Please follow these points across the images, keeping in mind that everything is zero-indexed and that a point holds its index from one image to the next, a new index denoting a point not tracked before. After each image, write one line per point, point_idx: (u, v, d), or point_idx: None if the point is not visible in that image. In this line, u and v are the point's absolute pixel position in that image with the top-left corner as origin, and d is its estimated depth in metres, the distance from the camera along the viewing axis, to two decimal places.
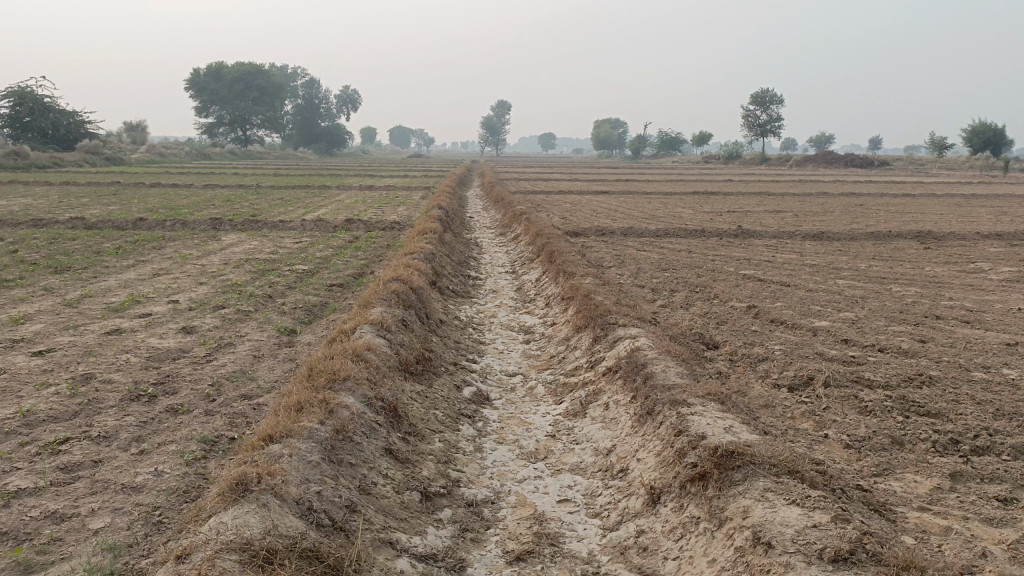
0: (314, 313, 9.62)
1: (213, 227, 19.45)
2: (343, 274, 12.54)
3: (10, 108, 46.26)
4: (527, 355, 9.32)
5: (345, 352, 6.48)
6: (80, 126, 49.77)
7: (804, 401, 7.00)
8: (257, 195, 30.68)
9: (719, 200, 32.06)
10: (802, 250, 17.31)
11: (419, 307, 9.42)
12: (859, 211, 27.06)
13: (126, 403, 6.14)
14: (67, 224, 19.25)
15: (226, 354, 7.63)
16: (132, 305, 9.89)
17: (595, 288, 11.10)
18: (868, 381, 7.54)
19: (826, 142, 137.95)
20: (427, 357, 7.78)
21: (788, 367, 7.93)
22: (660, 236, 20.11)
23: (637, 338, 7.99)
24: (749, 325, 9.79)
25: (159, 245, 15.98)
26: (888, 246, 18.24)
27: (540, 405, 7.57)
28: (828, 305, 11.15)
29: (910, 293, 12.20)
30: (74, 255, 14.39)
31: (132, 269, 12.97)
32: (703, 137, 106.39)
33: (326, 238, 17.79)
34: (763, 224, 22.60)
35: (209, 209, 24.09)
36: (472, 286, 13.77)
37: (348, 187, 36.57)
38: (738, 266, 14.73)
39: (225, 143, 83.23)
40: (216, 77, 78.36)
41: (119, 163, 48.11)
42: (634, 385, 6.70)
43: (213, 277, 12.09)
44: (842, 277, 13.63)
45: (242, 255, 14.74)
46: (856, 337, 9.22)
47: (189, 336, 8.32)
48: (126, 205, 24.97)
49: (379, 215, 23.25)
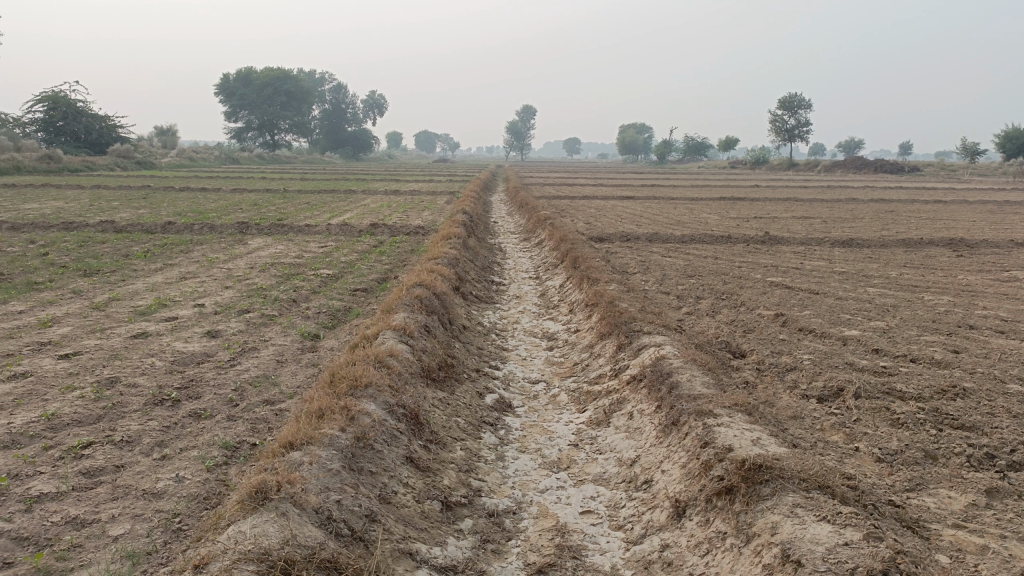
0: (338, 318, 9.62)
1: (239, 231, 19.65)
2: (367, 279, 12.56)
3: (45, 113, 47.20)
4: (550, 362, 9.24)
5: (368, 357, 6.45)
6: (112, 130, 50.63)
7: (833, 413, 6.84)
8: (284, 199, 30.93)
9: (746, 205, 31.75)
10: (830, 257, 17.06)
11: (442, 313, 9.37)
12: (889, 217, 26.63)
13: (149, 407, 6.16)
14: (97, 227, 19.54)
15: (250, 359, 7.65)
16: (158, 309, 9.98)
17: (620, 295, 11.00)
18: (899, 392, 7.36)
19: (854, 147, 136.29)
20: (449, 363, 7.74)
21: (817, 378, 7.76)
22: (686, 242, 19.93)
23: (662, 346, 7.88)
24: (777, 333, 9.63)
25: (187, 248, 16.15)
26: (919, 254, 17.91)
27: (563, 413, 7.49)
28: (858, 313, 10.94)
29: (943, 302, 11.94)
30: (104, 258, 14.58)
31: (159, 272, 13.11)
32: (730, 141, 105.57)
33: (351, 242, 17.85)
34: (790, 231, 22.33)
35: (236, 213, 24.33)
36: (495, 292, 13.73)
37: (374, 192, 36.75)
38: (765, 273, 14.54)
39: (253, 147, 84.17)
40: (245, 83, 79.37)
41: (149, 167, 48.83)
42: (659, 395, 6.59)
43: (238, 281, 12.17)
44: (873, 285, 13.38)
45: (267, 258, 14.84)
46: (888, 347, 9.02)
47: (214, 340, 8.36)
48: (155, 208, 25.31)
49: (404, 220, 23.32)
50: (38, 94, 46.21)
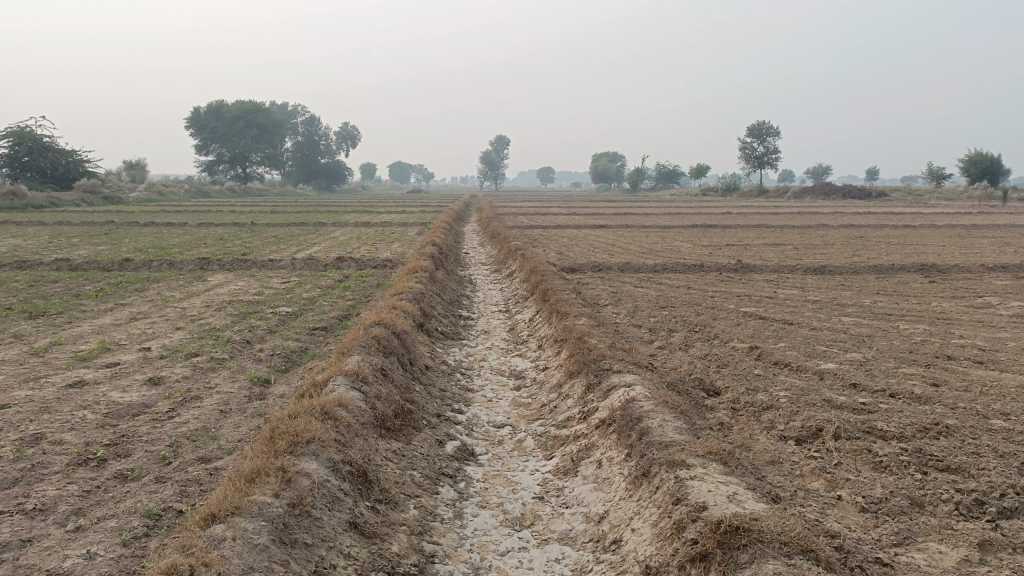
0: (292, 361, 9.11)
1: (201, 267, 19.04)
2: (328, 316, 12.07)
3: (10, 148, 46.19)
4: (517, 403, 8.78)
5: (314, 408, 5.95)
6: (79, 165, 49.68)
7: (812, 456, 6.46)
8: (252, 233, 30.32)
9: (719, 233, 31.76)
10: (804, 285, 16.89)
11: (402, 354, 8.88)
12: (860, 243, 26.70)
13: (71, 469, 5.61)
14: (52, 266, 18.82)
15: (191, 409, 7.12)
16: (101, 354, 9.40)
17: (590, 329, 10.60)
18: (880, 431, 7.00)
19: (822, 173, 138.85)
20: (407, 410, 7.26)
21: (795, 417, 7.39)
22: (659, 271, 19.67)
23: (633, 387, 7.46)
24: (751, 368, 9.27)
25: (143, 287, 15.51)
26: (890, 280, 17.82)
27: (528, 460, 7.02)
28: (834, 344, 10.65)
29: (919, 331, 11.71)
30: (52, 298, 13.92)
31: (109, 314, 12.49)
32: (701, 169, 107.01)
33: (316, 277, 17.32)
34: (763, 258, 22.18)
35: (199, 249, 23.68)
36: (463, 327, 13.28)
37: (344, 225, 36.14)
38: (739, 303, 14.27)
39: (225, 181, 83.34)
40: (216, 116, 78.72)
41: (116, 202, 47.94)
42: (628, 441, 6.16)
43: (192, 322, 11.60)
44: (847, 314, 13.16)
45: (226, 296, 14.29)
46: (866, 382, 8.69)
47: (155, 388, 7.81)
48: (115, 245, 24.58)
49: (373, 253, 22.84)
50: (2, 129, 45.23)
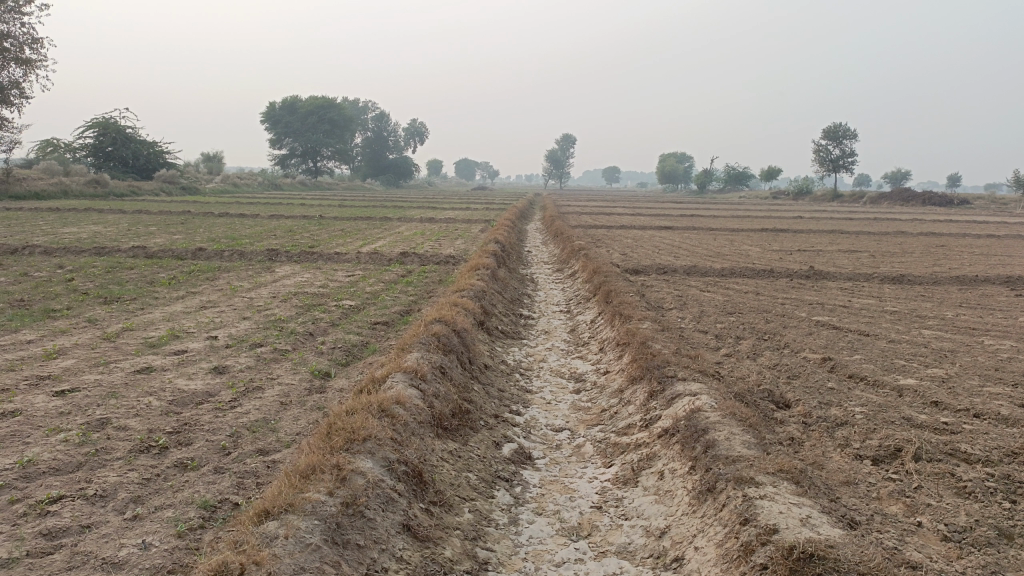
0: (352, 354, 9.13)
1: (269, 258, 19.41)
2: (390, 311, 12.09)
3: (95, 139, 48.20)
4: (576, 407, 8.59)
5: (371, 404, 5.87)
6: (159, 156, 51.48)
7: (890, 478, 6.08)
8: (319, 226, 30.86)
9: (789, 237, 30.83)
10: (880, 295, 16.18)
11: (461, 352, 8.78)
12: (940, 252, 25.53)
13: (134, 455, 5.68)
14: (128, 253, 19.46)
15: (252, 400, 7.16)
16: (169, 341, 9.60)
17: (654, 333, 10.33)
18: (964, 454, 6.56)
19: (900, 178, 133.92)
20: (464, 410, 7.14)
21: (872, 435, 6.99)
22: (726, 275, 19.16)
23: (698, 396, 7.17)
24: (824, 381, 8.85)
25: (213, 276, 15.87)
26: (973, 292, 16.95)
27: (586, 467, 6.83)
28: (913, 359, 10.10)
29: (1005, 347, 11.04)
30: (128, 284, 14.37)
31: (180, 301, 12.81)
32: (772, 172, 104.59)
33: (380, 272, 17.44)
34: (836, 265, 21.39)
35: (269, 240, 24.19)
36: (523, 326, 13.14)
37: (409, 220, 36.52)
38: (810, 312, 13.75)
39: (296, 174, 85.23)
40: (290, 111, 80.57)
41: (193, 193, 49.54)
42: (693, 454, 5.91)
43: (258, 312, 11.78)
44: (927, 327, 12.52)
45: (291, 287, 14.49)
46: (948, 400, 8.18)
47: (219, 377, 7.91)
48: (190, 234, 25.33)
49: (436, 249, 22.92)
50: (89, 121, 47.23)
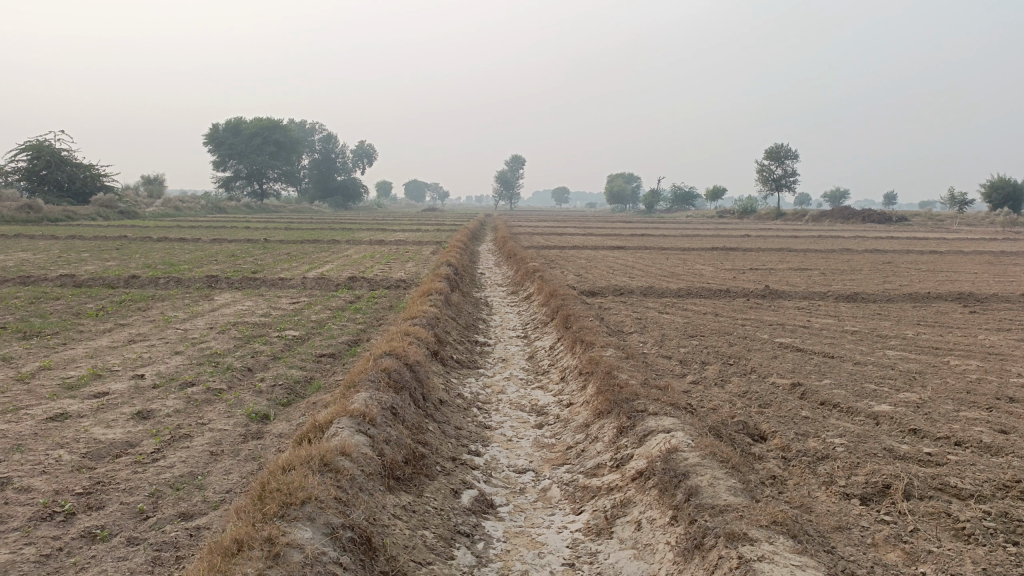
0: (295, 393, 8.36)
1: (209, 285, 18.43)
2: (337, 342, 11.34)
3: (28, 162, 46.12)
4: (540, 444, 7.97)
5: (312, 457, 5.16)
6: (96, 179, 49.46)
7: (882, 521, 5.61)
8: (264, 250, 29.81)
9: (740, 255, 30.95)
10: (839, 314, 16.03)
11: (414, 388, 8.11)
12: (888, 269, 25.82)
13: (33, 524, 4.85)
14: (56, 282, 18.24)
15: (179, 451, 6.37)
16: (90, 381, 8.69)
17: (619, 361, 9.81)
18: (954, 489, 6.15)
19: (841, 196, 138.04)
20: (419, 456, 6.48)
21: (857, 471, 6.54)
22: (683, 296, 18.87)
23: (673, 433, 6.64)
24: (798, 410, 8.42)
25: (146, 306, 14.86)
26: (927, 309, 16.93)
27: (554, 515, 6.22)
28: (883, 382, 9.76)
29: (971, 367, 10.83)
30: (50, 317, 13.30)
31: (107, 335, 11.84)
32: (718, 192, 106.62)
33: (326, 298, 16.65)
34: (791, 284, 21.33)
35: (209, 265, 23.11)
36: (479, 354, 12.52)
37: (358, 243, 35.56)
38: (773, 333, 13.43)
39: (241, 196, 83.25)
40: (235, 133, 78.85)
41: (132, 217, 47.75)
42: (674, 502, 5.38)
43: (192, 345, 10.89)
44: (891, 347, 12.29)
45: (231, 317, 13.60)
46: (927, 427, 7.81)
47: (142, 424, 7.08)
48: (124, 260, 24.06)
49: (385, 272, 22.18)
50: (22, 144, 45.22)
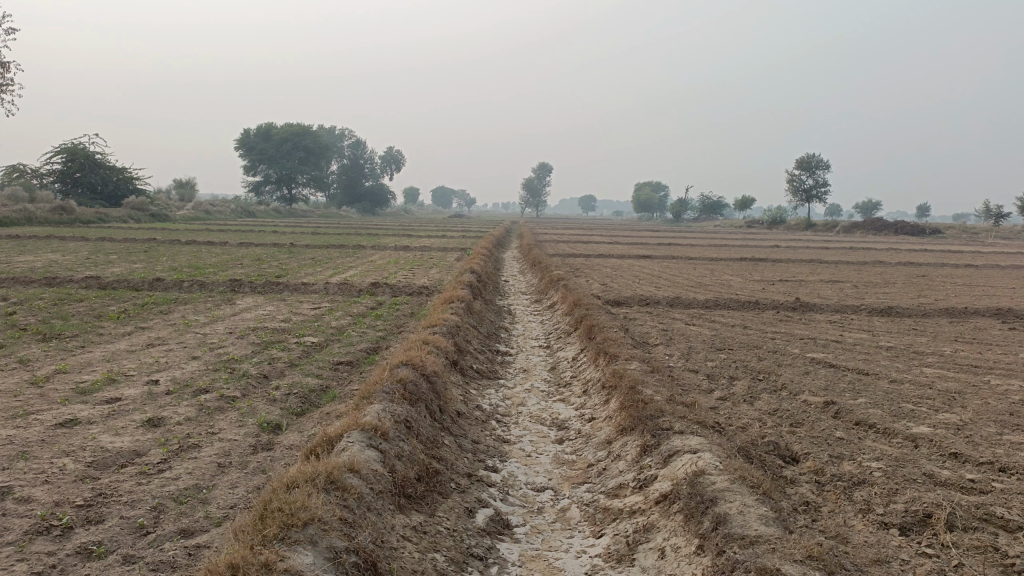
0: (309, 403, 8.15)
1: (232, 289, 18.39)
2: (355, 349, 11.13)
3: (62, 164, 46.86)
4: (560, 461, 7.68)
5: (318, 474, 4.92)
6: (128, 182, 50.08)
7: (924, 554, 5.23)
8: (290, 254, 29.86)
9: (770, 266, 30.42)
10: (872, 329, 15.54)
11: (431, 400, 7.86)
12: (922, 283, 25.16)
13: (28, 538, 4.66)
14: (82, 283, 18.30)
15: (186, 462, 6.17)
16: (104, 387, 8.55)
17: (643, 375, 9.48)
18: (1001, 520, 5.74)
19: (872, 208, 136.27)
20: (433, 472, 6.22)
21: (895, 498, 6.16)
22: (710, 307, 18.47)
23: (700, 453, 6.31)
24: (831, 430, 8.03)
25: (167, 309, 14.80)
26: (965, 325, 16.34)
27: (572, 538, 5.92)
28: (921, 402, 9.32)
29: (1013, 387, 10.35)
30: (71, 319, 13.27)
31: (126, 339, 11.76)
32: (746, 201, 105.60)
33: (348, 304, 16.51)
34: (821, 296, 20.85)
35: (234, 269, 23.10)
36: (500, 364, 12.25)
37: (383, 248, 35.49)
38: (803, 347, 13.00)
39: (271, 201, 84.02)
40: (265, 138, 79.68)
41: (163, 220, 48.29)
42: (701, 530, 5.06)
43: (210, 350, 10.75)
44: (928, 365, 11.81)
45: (251, 322, 13.48)
46: (970, 452, 7.39)
47: (151, 432, 6.90)
48: (151, 263, 24.16)
49: (409, 279, 22.01)
50: (57, 146, 45.94)
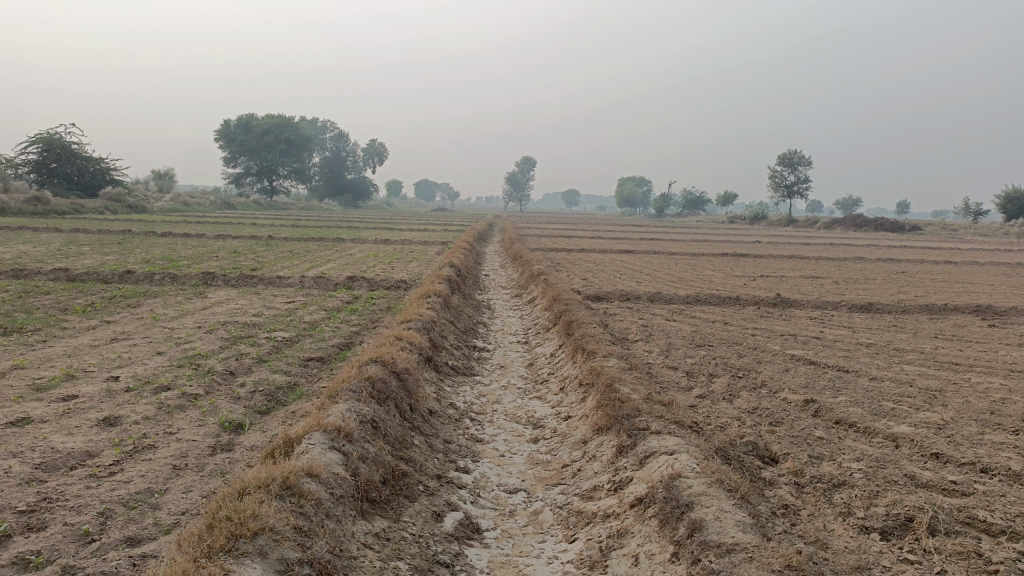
0: (275, 401, 7.87)
1: (205, 282, 17.99)
2: (327, 345, 10.85)
3: (38, 154, 45.93)
4: (534, 461, 7.47)
5: (273, 479, 4.66)
6: (106, 172, 49.16)
7: (906, 561, 5.06)
8: (267, 247, 29.40)
9: (751, 262, 30.39)
10: (853, 325, 15.48)
11: (401, 399, 7.61)
12: (902, 279, 25.24)
13: None
14: (51, 276, 17.81)
15: (139, 464, 5.87)
16: (61, 384, 8.20)
17: (621, 372, 9.29)
18: (984, 524, 5.58)
19: (853, 205, 137.61)
20: (399, 475, 5.97)
21: (876, 501, 5.99)
22: (691, 303, 18.33)
23: (676, 455, 6.11)
24: (811, 429, 7.87)
25: (137, 303, 14.41)
26: (945, 322, 16.32)
27: (545, 543, 5.71)
28: (902, 401, 9.19)
29: (993, 385, 10.27)
30: (35, 312, 12.85)
31: (90, 333, 11.38)
32: (729, 197, 106.03)
33: (323, 298, 16.19)
34: (802, 292, 20.80)
35: (209, 262, 22.66)
36: (476, 360, 12.00)
37: (364, 242, 35.09)
38: (784, 344, 12.88)
39: (252, 193, 83.13)
40: (245, 129, 78.77)
41: (140, 211, 47.51)
42: (677, 537, 4.86)
43: (176, 346, 10.41)
44: (908, 362, 11.72)
45: (222, 316, 13.13)
46: (951, 452, 7.25)
47: (106, 432, 6.59)
48: (124, 255, 23.65)
49: (387, 273, 21.70)
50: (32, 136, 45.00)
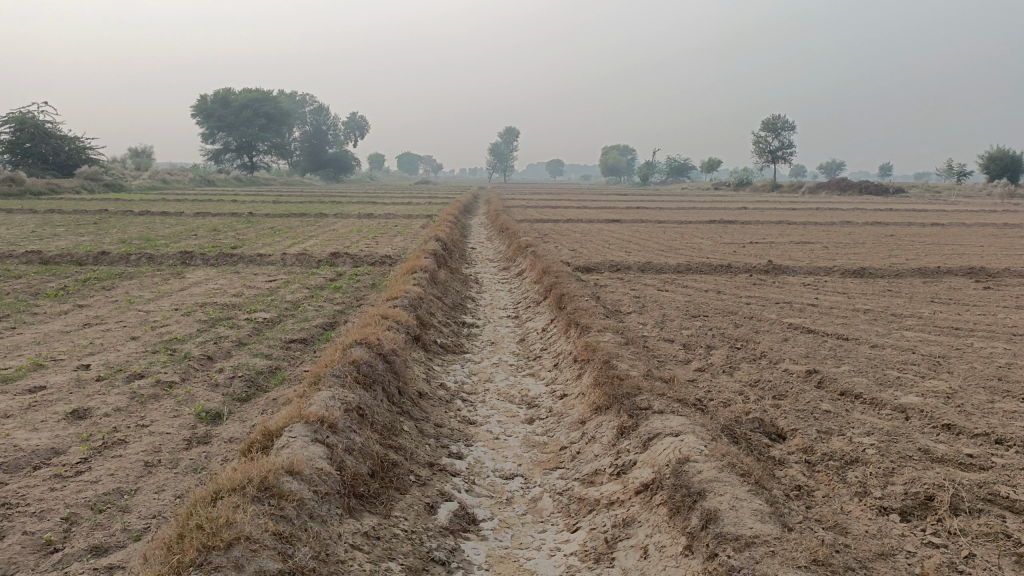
0: (255, 388, 7.47)
1: (183, 262, 17.44)
2: (310, 325, 10.42)
3: (10, 134, 44.68)
4: (530, 443, 7.12)
5: (251, 480, 4.27)
6: (81, 151, 48.00)
7: (930, 544, 4.76)
8: (249, 224, 28.75)
9: (740, 228, 30.06)
10: (848, 291, 15.18)
11: (388, 382, 7.22)
12: (892, 242, 24.99)
13: None
14: (23, 259, 17.19)
15: (108, 461, 5.46)
16: (27, 374, 7.73)
17: (617, 347, 8.94)
18: (1007, 501, 5.30)
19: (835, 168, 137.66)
20: (388, 467, 5.60)
21: (892, 479, 5.68)
22: (682, 272, 17.98)
23: (682, 436, 5.78)
24: (817, 402, 7.57)
25: (112, 285, 13.88)
26: (939, 285, 16.07)
27: (545, 533, 5.37)
28: (907, 369, 8.90)
29: (996, 350, 10.00)
30: (5, 298, 12.31)
31: (61, 318, 10.88)
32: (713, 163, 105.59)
33: (306, 275, 15.69)
34: (793, 258, 20.50)
35: (188, 241, 22.04)
36: (466, 336, 11.60)
37: (347, 216, 34.51)
38: (779, 312, 12.57)
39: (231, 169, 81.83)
40: (223, 104, 77.25)
41: (118, 189, 46.46)
42: (689, 528, 4.54)
43: (151, 330, 9.93)
44: (908, 327, 11.43)
45: (200, 297, 12.65)
46: (963, 423, 6.96)
47: (74, 426, 6.17)
48: (100, 235, 22.99)
49: (371, 248, 21.21)
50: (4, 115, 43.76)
